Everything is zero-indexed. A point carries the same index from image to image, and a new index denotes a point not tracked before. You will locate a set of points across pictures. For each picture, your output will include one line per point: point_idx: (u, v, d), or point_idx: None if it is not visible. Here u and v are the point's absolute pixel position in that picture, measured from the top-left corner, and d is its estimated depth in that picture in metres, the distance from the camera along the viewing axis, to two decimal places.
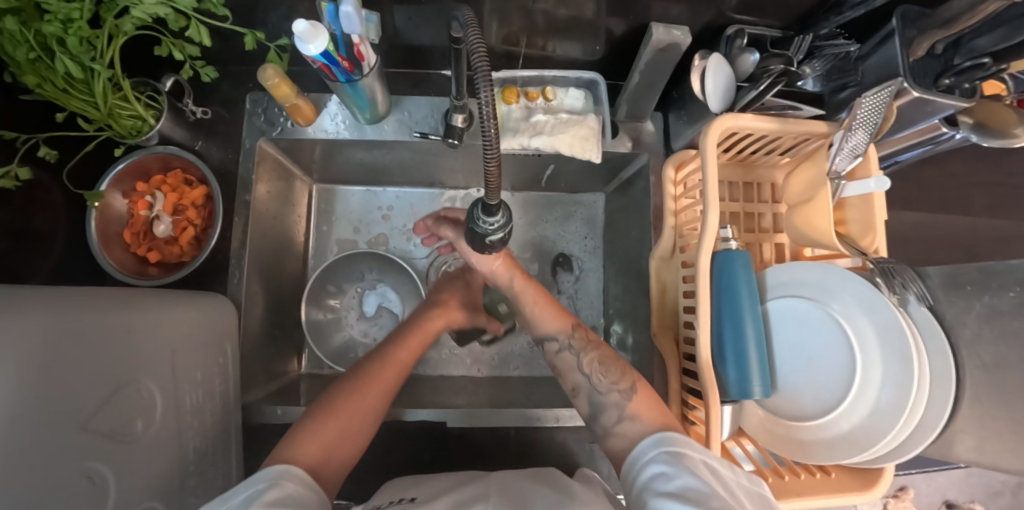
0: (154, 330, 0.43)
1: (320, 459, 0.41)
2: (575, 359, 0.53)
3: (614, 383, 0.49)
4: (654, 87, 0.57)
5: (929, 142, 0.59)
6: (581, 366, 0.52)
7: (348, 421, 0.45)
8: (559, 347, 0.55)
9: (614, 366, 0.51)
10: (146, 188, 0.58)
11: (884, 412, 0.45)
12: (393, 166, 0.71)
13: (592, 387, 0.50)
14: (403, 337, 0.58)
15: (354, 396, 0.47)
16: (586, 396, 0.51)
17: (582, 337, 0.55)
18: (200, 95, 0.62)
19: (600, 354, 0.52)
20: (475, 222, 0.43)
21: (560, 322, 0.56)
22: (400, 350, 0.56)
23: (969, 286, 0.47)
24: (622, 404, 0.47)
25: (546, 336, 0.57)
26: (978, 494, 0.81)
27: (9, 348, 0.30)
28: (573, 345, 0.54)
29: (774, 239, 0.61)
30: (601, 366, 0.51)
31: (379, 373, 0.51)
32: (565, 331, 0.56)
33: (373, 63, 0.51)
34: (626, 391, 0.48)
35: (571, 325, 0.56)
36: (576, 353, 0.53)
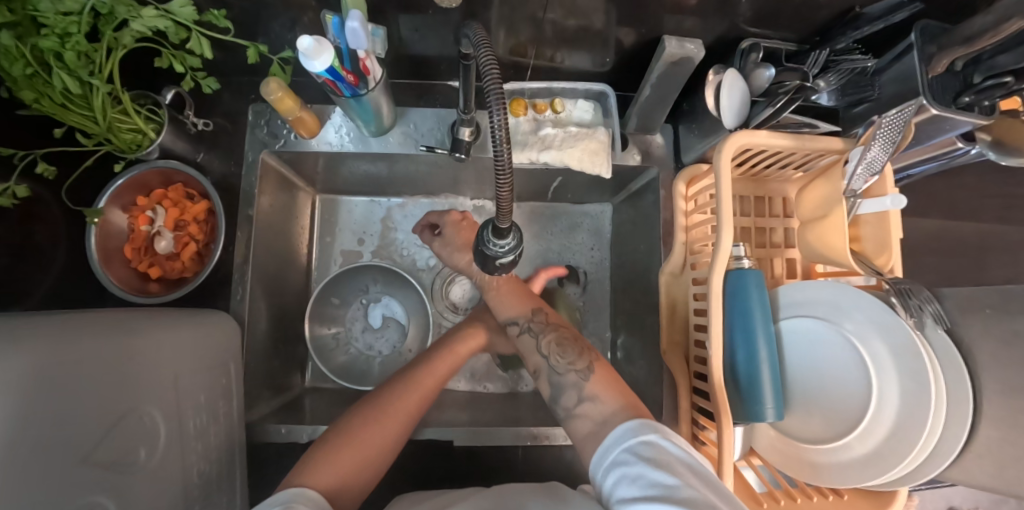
0: (156, 354, 0.43)
1: (333, 484, 0.40)
2: (534, 341, 0.52)
3: (571, 363, 0.48)
4: (665, 100, 0.56)
5: (944, 157, 0.58)
6: (540, 348, 0.51)
7: (363, 447, 0.44)
8: (519, 330, 0.54)
9: (572, 346, 0.50)
10: (146, 203, 0.57)
11: (900, 437, 0.44)
12: (398, 178, 0.70)
13: (551, 367, 0.49)
14: (431, 362, 0.56)
15: (371, 422, 0.47)
16: (547, 378, 0.49)
17: (541, 320, 0.53)
18: (202, 106, 0.61)
19: (558, 335, 0.51)
20: (485, 244, 0.42)
21: (521, 307, 0.55)
22: (428, 375, 0.54)
23: (988, 310, 0.46)
24: (580, 384, 0.46)
25: (507, 321, 0.56)
26: (985, 504, 0.81)
27: (9, 384, 0.29)
28: (533, 327, 0.53)
29: (786, 254, 0.61)
30: (558, 346, 0.50)
31: (406, 398, 0.50)
32: (525, 315, 0.55)
33: (379, 77, 0.50)
34: (584, 371, 0.47)
35: (530, 308, 0.55)
36: (534, 334, 0.53)
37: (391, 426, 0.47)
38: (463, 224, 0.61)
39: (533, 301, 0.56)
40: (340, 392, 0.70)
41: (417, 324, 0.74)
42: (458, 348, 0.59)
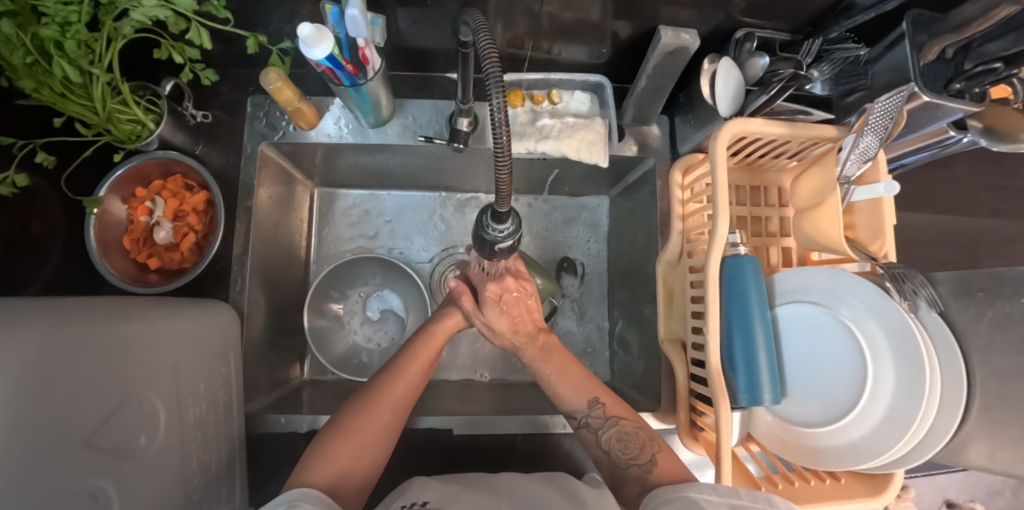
0: (157, 342, 0.43)
1: (334, 480, 0.41)
2: (594, 436, 0.50)
3: (633, 458, 0.47)
4: (661, 91, 0.57)
5: (935, 145, 0.59)
6: (600, 443, 0.49)
7: (359, 441, 0.45)
8: (579, 423, 0.51)
9: (635, 439, 0.48)
10: (145, 194, 0.57)
11: (895, 420, 0.45)
12: (396, 170, 0.71)
13: (612, 462, 0.48)
14: (413, 349, 0.54)
15: (367, 416, 0.46)
16: (608, 468, 0.49)
17: (601, 414, 0.50)
18: (200, 98, 0.61)
19: (618, 430, 0.49)
20: (484, 229, 0.42)
21: (580, 398, 0.52)
22: (415, 360, 0.53)
23: (981, 293, 0.46)
24: (645, 476, 0.45)
25: (569, 412, 0.52)
26: (978, 494, 0.81)
27: (11, 366, 0.29)
28: (592, 422, 0.51)
29: (782, 243, 0.61)
30: (620, 440, 0.48)
31: (390, 390, 0.49)
32: (583, 409, 0.51)
33: (378, 67, 0.50)
34: (648, 465, 0.46)
35: (589, 401, 0.51)
36: (595, 430, 0.50)
37: (383, 422, 0.47)
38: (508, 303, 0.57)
39: (590, 388, 0.52)
40: (338, 385, 0.70)
41: (415, 317, 0.74)
42: (439, 329, 0.57)
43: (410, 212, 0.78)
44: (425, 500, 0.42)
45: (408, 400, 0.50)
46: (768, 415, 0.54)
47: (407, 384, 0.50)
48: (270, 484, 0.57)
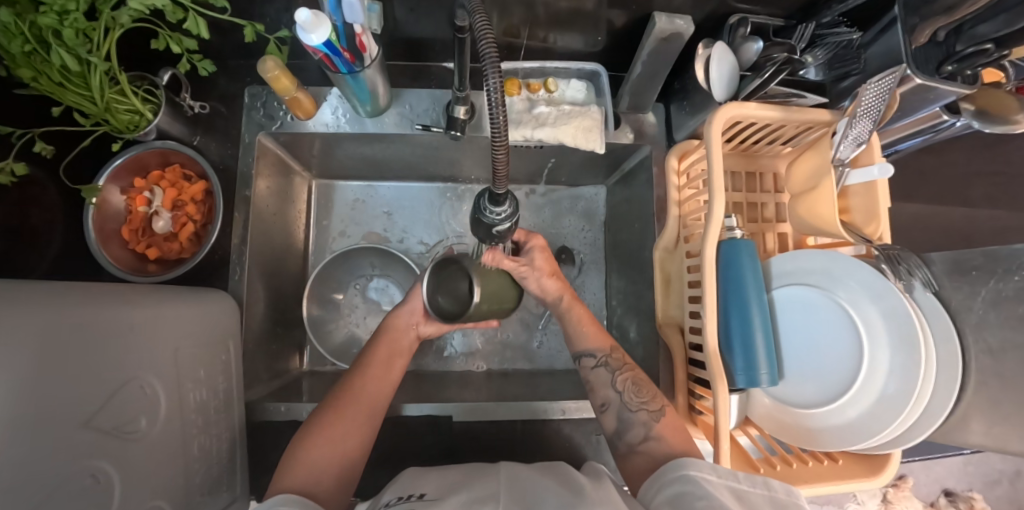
0: (156, 328, 0.43)
1: (311, 482, 0.42)
2: (610, 376, 0.52)
3: (644, 403, 0.49)
4: (656, 78, 0.57)
5: (929, 130, 0.60)
6: (614, 384, 0.51)
7: (340, 443, 0.46)
8: (595, 363, 0.54)
9: (647, 387, 0.51)
10: (144, 184, 0.57)
11: (890, 400, 0.45)
12: (394, 160, 0.71)
13: (622, 402, 0.50)
14: (368, 348, 0.56)
15: (337, 418, 0.48)
16: (614, 412, 0.50)
17: (620, 358, 0.53)
18: (197, 89, 0.61)
19: (634, 375, 0.52)
20: (482, 212, 0.43)
21: (599, 340, 0.55)
22: (373, 364, 0.54)
23: (975, 272, 0.48)
24: (650, 424, 0.47)
25: (583, 352, 0.55)
26: (976, 483, 0.81)
27: (20, 346, 0.29)
28: (610, 363, 0.53)
29: (778, 228, 0.61)
30: (635, 385, 0.51)
31: (351, 400, 0.49)
32: (603, 350, 0.54)
33: (374, 55, 0.50)
34: (657, 413, 0.48)
35: (609, 344, 0.55)
36: (611, 370, 0.53)
37: (351, 426, 0.48)
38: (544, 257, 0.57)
39: (609, 338, 0.56)
40: (338, 375, 0.70)
41: None
42: (392, 330, 0.58)
43: (408, 203, 0.78)
44: (422, 492, 0.40)
45: (378, 401, 0.51)
46: (766, 397, 0.54)
47: (369, 382, 0.51)
48: (271, 471, 0.58)
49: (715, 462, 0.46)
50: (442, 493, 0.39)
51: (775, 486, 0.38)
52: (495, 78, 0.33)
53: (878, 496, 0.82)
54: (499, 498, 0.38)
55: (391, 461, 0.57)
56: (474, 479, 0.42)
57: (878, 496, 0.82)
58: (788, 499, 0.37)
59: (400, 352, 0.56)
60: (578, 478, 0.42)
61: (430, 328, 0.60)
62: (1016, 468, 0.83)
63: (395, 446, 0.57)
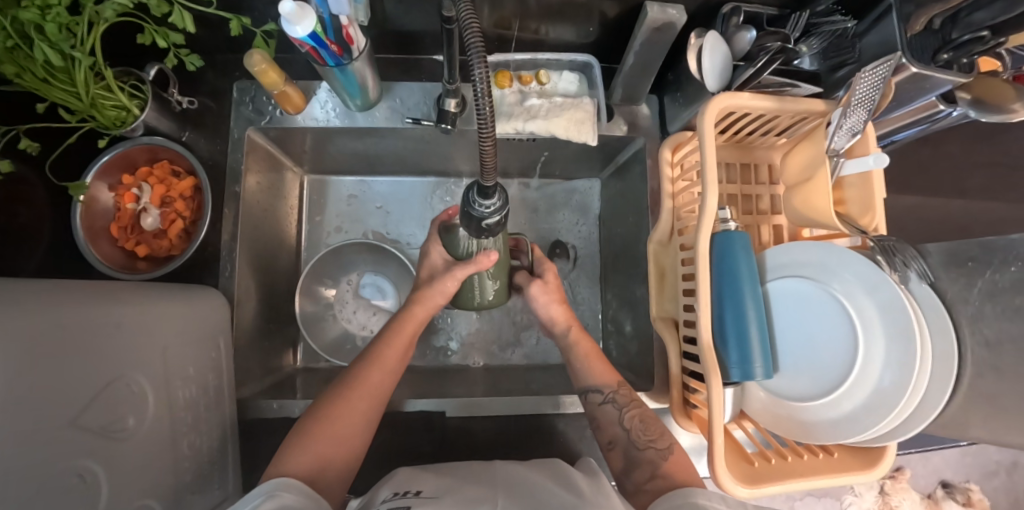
0: (143, 326, 0.42)
1: (315, 473, 0.42)
2: (617, 413, 0.52)
3: (652, 441, 0.48)
4: (648, 70, 0.56)
5: (925, 120, 0.59)
6: (622, 421, 0.51)
7: (342, 432, 0.46)
8: (602, 399, 0.53)
9: (654, 425, 0.50)
10: (132, 181, 0.57)
11: (885, 393, 0.45)
12: (387, 154, 0.70)
13: (630, 441, 0.49)
14: (398, 321, 0.58)
15: (347, 403, 0.48)
16: (622, 450, 0.49)
17: (626, 395, 0.53)
18: (185, 84, 0.61)
19: (640, 413, 0.51)
20: (471, 205, 0.42)
21: (606, 377, 0.55)
22: (389, 346, 0.54)
23: (971, 263, 0.47)
24: (657, 462, 0.46)
25: (590, 389, 0.55)
26: (973, 475, 0.81)
27: (6, 345, 0.29)
28: (617, 399, 0.53)
29: (773, 220, 0.61)
30: (643, 423, 0.50)
31: (359, 384, 0.50)
32: (609, 386, 0.54)
33: (363, 47, 0.50)
34: (664, 451, 0.47)
35: (616, 381, 0.55)
36: (619, 407, 0.52)
37: (360, 414, 0.48)
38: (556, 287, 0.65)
39: (615, 375, 0.56)
40: (331, 371, 0.70)
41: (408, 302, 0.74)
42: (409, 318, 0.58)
43: (401, 198, 0.78)
44: (419, 489, 0.40)
45: (384, 389, 0.51)
46: (761, 390, 0.54)
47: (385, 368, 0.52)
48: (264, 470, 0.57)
49: (711, 457, 0.45)
50: (438, 492, 0.39)
51: None
52: (483, 71, 0.31)
53: (875, 488, 0.82)
54: (496, 499, 0.38)
55: (385, 458, 0.57)
56: (466, 480, 0.42)
57: (875, 488, 0.82)
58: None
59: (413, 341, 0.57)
60: (575, 480, 0.42)
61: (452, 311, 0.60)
62: (1013, 459, 0.83)
63: (390, 442, 0.57)
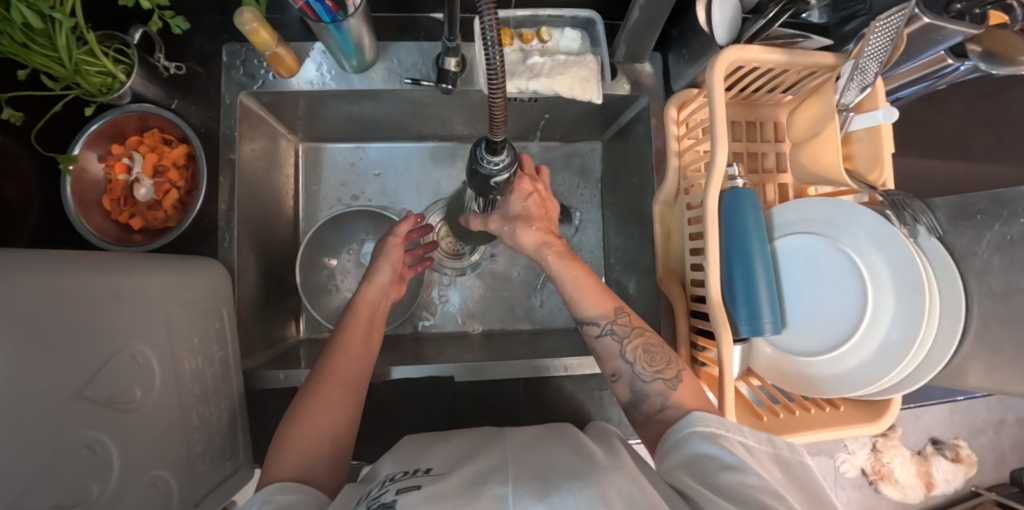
0: (143, 298, 0.41)
1: (305, 465, 0.43)
2: (617, 346, 0.46)
3: (659, 372, 0.44)
4: (654, 26, 0.54)
5: (930, 77, 0.59)
6: (623, 353, 0.46)
7: (325, 420, 0.46)
8: (600, 332, 0.47)
9: (660, 353, 0.45)
10: (122, 150, 0.54)
11: (891, 348, 0.46)
12: (385, 120, 0.69)
13: (635, 374, 0.45)
14: (351, 312, 0.56)
15: (322, 394, 0.48)
16: (627, 383, 0.46)
17: (626, 323, 0.46)
18: (173, 48, 0.58)
19: (645, 341, 0.45)
20: (479, 162, 0.41)
21: (602, 305, 0.47)
22: (350, 334, 0.54)
23: (979, 216, 0.47)
24: (668, 393, 0.43)
25: (585, 320, 0.47)
26: (962, 431, 0.84)
27: (8, 314, 0.28)
28: (616, 331, 0.46)
29: (778, 179, 0.60)
30: (647, 353, 0.45)
31: (333, 371, 0.50)
32: (607, 316, 0.47)
33: (359, 4, 0.47)
34: (672, 381, 0.44)
35: (612, 309, 0.47)
36: (619, 339, 0.46)
37: (337, 403, 0.48)
38: (532, 198, 0.50)
39: (611, 297, 0.48)
40: None
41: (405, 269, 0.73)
42: (363, 299, 0.58)
43: (399, 164, 0.76)
44: (428, 465, 0.37)
45: (357, 372, 0.51)
46: (767, 347, 0.54)
47: (350, 359, 0.51)
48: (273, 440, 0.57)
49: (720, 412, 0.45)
50: (448, 468, 0.36)
51: (780, 443, 0.39)
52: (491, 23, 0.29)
53: (868, 446, 0.83)
54: (505, 467, 0.35)
55: (394, 424, 0.57)
56: (479, 445, 0.41)
57: (868, 445, 0.84)
58: (788, 455, 0.38)
59: (376, 323, 0.57)
60: (588, 443, 0.39)
61: (387, 274, 0.61)
62: (1001, 417, 0.85)
63: (398, 410, 0.57)
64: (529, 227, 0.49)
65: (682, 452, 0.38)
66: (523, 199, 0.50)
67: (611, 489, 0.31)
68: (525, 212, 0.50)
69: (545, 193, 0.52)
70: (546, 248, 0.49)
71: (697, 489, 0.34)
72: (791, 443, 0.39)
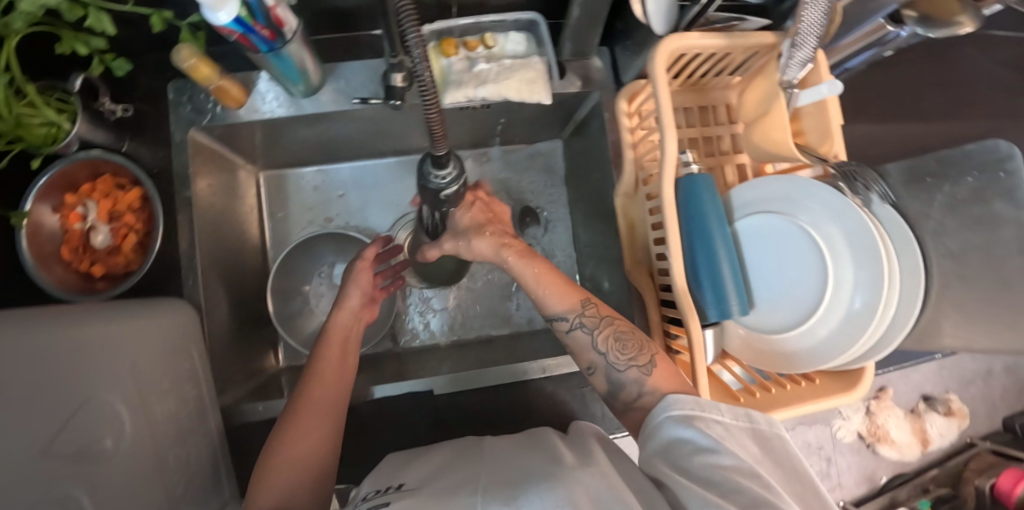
0: (108, 346, 0.41)
1: (281, 497, 0.42)
2: (589, 338, 0.46)
3: (632, 359, 0.44)
4: (596, 21, 0.54)
5: (875, 44, 0.60)
6: (595, 344, 0.46)
7: (302, 449, 0.46)
8: (570, 326, 0.47)
9: (631, 339, 0.46)
10: (76, 200, 0.53)
11: (856, 316, 0.47)
12: (343, 140, 0.69)
13: (609, 364, 0.45)
14: (325, 337, 0.56)
15: (300, 422, 0.47)
16: (603, 374, 0.46)
17: (595, 313, 0.46)
18: (117, 90, 0.57)
19: (615, 329, 0.46)
20: (426, 178, 0.41)
21: (568, 299, 0.47)
22: (326, 359, 0.53)
23: (929, 179, 0.50)
24: (643, 379, 0.43)
25: (554, 316, 0.48)
26: (951, 386, 0.86)
27: None
28: (585, 323, 0.47)
29: (736, 160, 0.61)
30: (618, 341, 0.45)
31: (309, 398, 0.49)
32: (574, 310, 0.47)
33: (294, 28, 0.47)
34: (647, 367, 0.44)
35: (580, 301, 0.47)
36: (590, 331, 0.46)
37: (314, 430, 0.47)
38: (477, 206, 0.50)
39: (578, 290, 0.48)
40: None
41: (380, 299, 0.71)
42: (338, 321, 0.57)
43: (362, 184, 0.77)
44: (402, 482, 0.38)
45: (337, 397, 0.50)
46: (739, 328, 0.54)
47: (325, 384, 0.51)
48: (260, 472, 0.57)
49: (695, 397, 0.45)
50: (422, 482, 0.37)
51: (757, 418, 0.39)
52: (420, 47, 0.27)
53: (861, 410, 0.83)
54: (480, 476, 0.35)
55: (379, 442, 0.57)
56: (457, 456, 0.41)
57: (862, 410, 0.84)
58: (765, 428, 0.39)
59: (350, 347, 0.56)
60: (560, 445, 0.39)
61: (354, 297, 0.59)
62: (988, 368, 0.87)
63: (382, 429, 0.57)
64: (482, 234, 0.49)
65: (661, 436, 0.38)
66: (469, 209, 0.50)
67: (579, 490, 0.31)
68: (474, 221, 0.50)
69: (488, 198, 0.53)
70: (504, 250, 0.48)
71: (673, 476, 0.34)
72: (769, 416, 0.40)
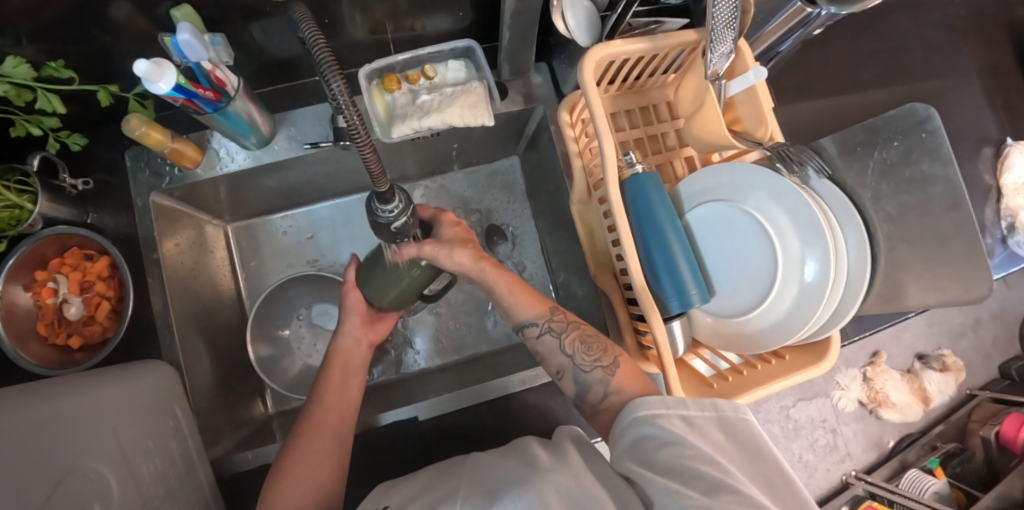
0: (87, 414, 0.42)
1: None
2: (557, 342, 0.48)
3: (597, 360, 0.46)
4: (527, 40, 0.56)
5: (799, 25, 0.62)
6: (562, 347, 0.48)
7: (304, 482, 0.46)
8: (539, 331, 0.49)
9: (596, 341, 0.47)
10: (46, 275, 0.54)
11: (810, 289, 0.48)
12: (304, 184, 0.70)
13: (576, 366, 0.47)
14: (322, 372, 0.56)
15: (303, 456, 0.47)
16: (571, 378, 0.47)
17: (561, 319, 0.49)
18: (76, 165, 0.59)
19: (581, 333, 0.48)
20: (375, 212, 0.42)
21: (536, 306, 0.49)
22: (326, 394, 0.53)
23: (859, 148, 0.51)
24: (608, 379, 0.45)
25: (524, 324, 0.49)
26: (943, 341, 0.86)
27: None
28: (553, 327, 0.49)
29: (683, 154, 0.64)
30: (583, 344, 0.47)
31: (309, 431, 0.49)
32: (543, 316, 0.49)
33: (235, 85, 0.50)
34: (611, 367, 0.45)
35: (547, 309, 0.49)
36: (557, 335, 0.48)
37: (314, 462, 0.47)
38: (459, 227, 0.53)
39: (545, 299, 0.50)
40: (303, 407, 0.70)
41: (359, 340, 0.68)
42: (339, 352, 0.58)
43: (331, 224, 0.78)
44: (386, 504, 0.39)
45: (342, 428, 0.51)
46: (705, 316, 0.55)
47: (326, 413, 0.51)
48: None
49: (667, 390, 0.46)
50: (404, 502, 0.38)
51: (722, 405, 0.39)
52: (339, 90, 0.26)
53: (859, 377, 0.83)
54: (456, 492, 0.36)
55: (371, 474, 0.57)
56: (440, 475, 0.42)
57: (859, 377, 0.83)
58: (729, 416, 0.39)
59: (354, 374, 0.57)
60: (534, 449, 0.40)
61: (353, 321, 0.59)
62: (976, 317, 0.88)
63: (372, 461, 0.58)
64: (463, 246, 0.49)
65: (629, 434, 0.39)
66: (452, 227, 0.53)
67: (547, 490, 0.33)
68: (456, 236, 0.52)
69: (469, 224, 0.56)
70: (483, 261, 0.50)
71: (639, 471, 0.35)
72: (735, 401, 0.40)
